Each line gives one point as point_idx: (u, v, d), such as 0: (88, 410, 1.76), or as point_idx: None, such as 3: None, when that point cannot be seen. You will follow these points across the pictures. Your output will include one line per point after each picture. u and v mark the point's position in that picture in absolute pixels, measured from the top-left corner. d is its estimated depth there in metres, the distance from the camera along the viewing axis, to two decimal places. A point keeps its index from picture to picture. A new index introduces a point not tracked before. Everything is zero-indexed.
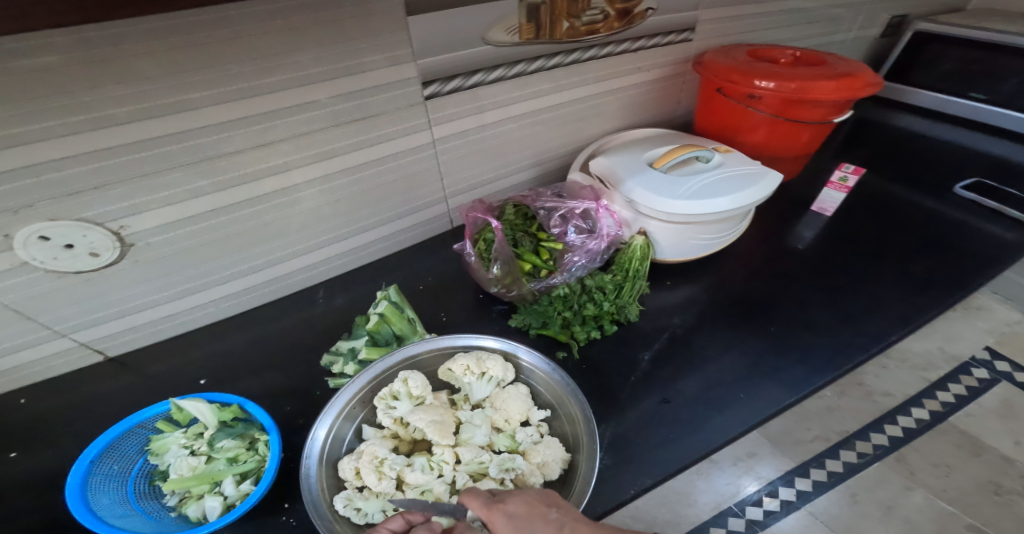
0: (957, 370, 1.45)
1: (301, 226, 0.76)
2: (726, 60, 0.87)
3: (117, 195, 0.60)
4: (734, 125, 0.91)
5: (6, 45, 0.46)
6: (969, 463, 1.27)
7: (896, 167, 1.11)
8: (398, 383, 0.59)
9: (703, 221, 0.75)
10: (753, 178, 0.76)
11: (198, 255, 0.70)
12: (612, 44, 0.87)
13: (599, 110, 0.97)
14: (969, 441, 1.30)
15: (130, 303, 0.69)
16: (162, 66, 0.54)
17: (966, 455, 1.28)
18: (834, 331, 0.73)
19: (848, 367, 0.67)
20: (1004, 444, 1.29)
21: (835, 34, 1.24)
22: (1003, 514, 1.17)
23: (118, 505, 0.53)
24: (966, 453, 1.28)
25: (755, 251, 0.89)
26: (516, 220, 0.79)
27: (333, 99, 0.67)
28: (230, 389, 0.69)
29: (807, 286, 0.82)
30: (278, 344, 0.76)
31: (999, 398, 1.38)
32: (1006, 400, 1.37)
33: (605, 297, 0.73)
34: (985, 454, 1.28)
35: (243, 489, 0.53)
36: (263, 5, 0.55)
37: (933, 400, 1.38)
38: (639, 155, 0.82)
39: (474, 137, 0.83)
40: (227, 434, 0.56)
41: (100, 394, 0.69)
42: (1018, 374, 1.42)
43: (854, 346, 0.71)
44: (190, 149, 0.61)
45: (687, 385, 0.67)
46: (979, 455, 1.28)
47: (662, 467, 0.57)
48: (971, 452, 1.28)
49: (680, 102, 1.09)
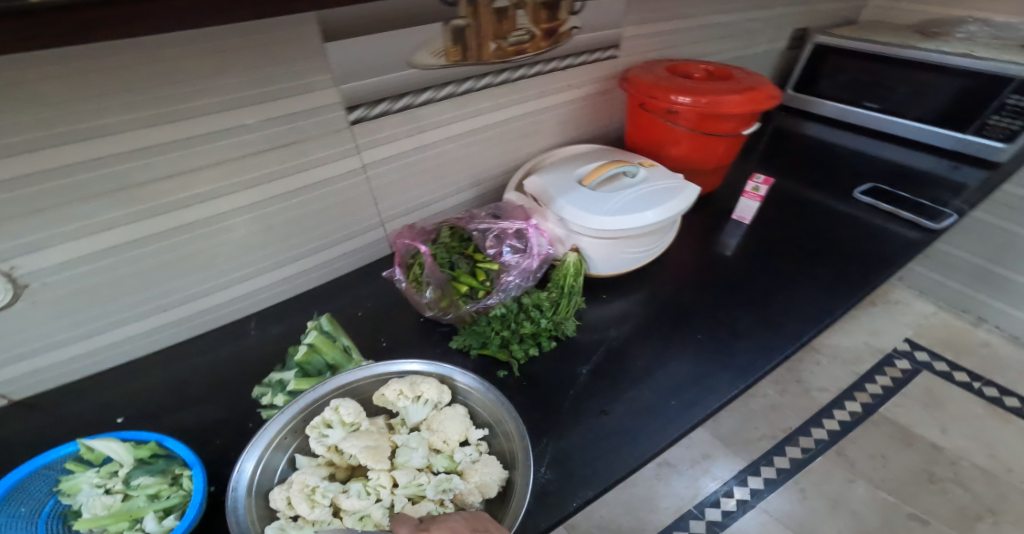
0: (884, 362, 1.57)
1: (229, 256, 0.73)
2: (647, 77, 0.91)
3: (14, 231, 0.55)
4: (658, 139, 0.96)
5: None
6: (902, 452, 1.37)
7: (811, 173, 1.20)
8: (329, 412, 0.59)
9: (632, 234, 0.78)
10: (676, 191, 0.80)
11: (111, 291, 0.66)
12: (540, 63, 0.89)
13: (534, 128, 0.99)
14: (901, 430, 1.41)
15: (33, 344, 0.64)
16: (64, 91, 0.51)
17: (900, 445, 1.38)
18: (756, 333, 0.78)
19: (769, 367, 0.72)
20: (932, 433, 1.40)
21: (751, 49, 1.33)
22: (939, 502, 1.27)
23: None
24: (898, 443, 1.38)
25: (687, 260, 0.94)
26: (452, 242, 0.79)
27: (259, 124, 0.65)
28: (154, 427, 0.65)
29: (734, 292, 0.87)
30: (207, 382, 0.72)
31: (922, 387, 1.51)
32: (928, 389, 1.50)
33: (542, 314, 0.74)
34: (916, 443, 1.38)
35: (165, 526, 0.50)
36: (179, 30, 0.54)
37: (864, 393, 1.49)
38: (569, 171, 0.85)
39: (409, 158, 0.83)
40: (144, 471, 0.53)
41: (3, 445, 0.63)
42: (936, 363, 1.56)
43: (774, 346, 0.76)
44: (99, 179, 0.57)
45: (623, 396, 0.69)
46: (911, 444, 1.38)
47: (601, 478, 0.58)
48: (903, 442, 1.39)
49: (613, 117, 1.13)
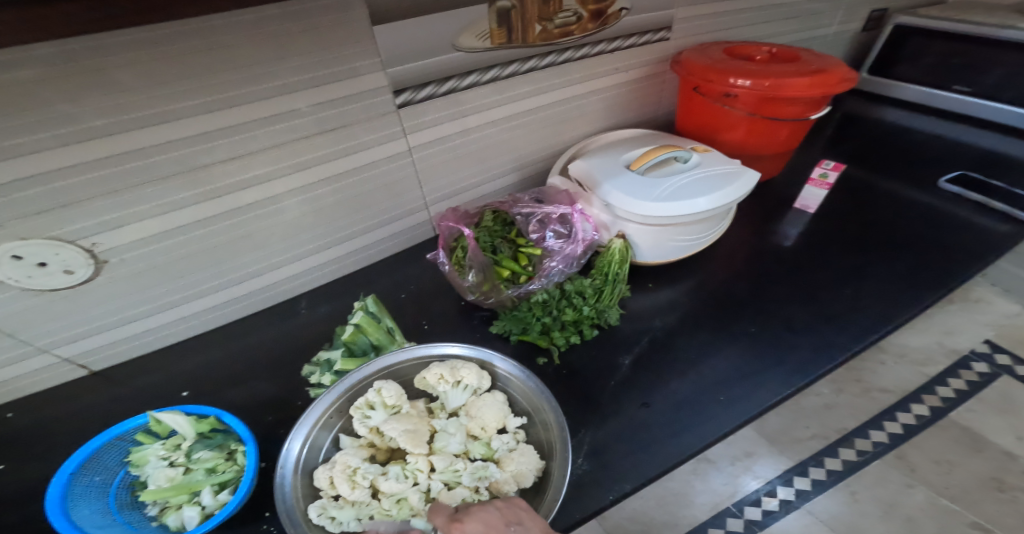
0: (957, 364, 1.45)
1: (283, 236, 0.76)
2: (701, 59, 0.87)
3: (97, 210, 0.60)
4: (713, 124, 0.91)
5: None
6: (970, 459, 1.27)
7: (880, 161, 1.11)
8: (372, 393, 0.59)
9: (680, 222, 0.75)
10: (730, 178, 0.76)
11: (177, 268, 0.70)
12: (587, 45, 0.86)
13: (580, 112, 0.96)
14: (971, 437, 1.31)
15: (109, 318, 0.69)
16: (142, 76, 0.54)
17: (967, 451, 1.29)
18: (815, 330, 0.74)
19: (829, 366, 0.68)
20: (1007, 440, 1.29)
21: (817, 29, 1.24)
22: (1008, 510, 1.17)
23: (98, 516, 0.52)
24: (966, 449, 1.29)
25: (737, 251, 0.90)
26: (494, 227, 0.79)
27: (312, 108, 0.67)
28: (214, 400, 0.69)
29: (788, 286, 0.82)
30: (260, 356, 0.75)
31: (999, 392, 1.39)
32: (1006, 393, 1.38)
33: (584, 301, 0.73)
34: (987, 449, 1.28)
35: (221, 499, 0.53)
36: (243, 15, 0.56)
37: (933, 395, 1.39)
38: (616, 157, 0.83)
39: (454, 142, 0.83)
40: (204, 445, 0.56)
41: (84, 409, 0.68)
42: (1018, 368, 1.43)
43: (836, 345, 0.71)
44: (170, 161, 0.61)
45: (668, 389, 0.67)
46: (981, 450, 1.28)
47: (642, 472, 0.57)
48: (972, 448, 1.29)
49: (662, 101, 1.08)
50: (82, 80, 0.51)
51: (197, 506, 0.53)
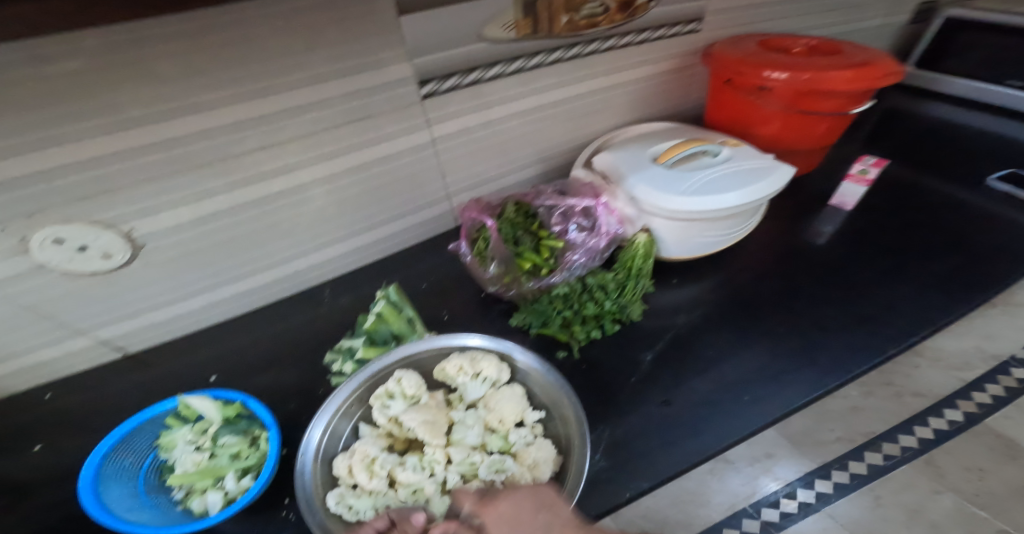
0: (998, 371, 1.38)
1: (308, 225, 0.78)
2: (734, 51, 0.84)
3: (135, 197, 0.62)
4: (745, 118, 0.88)
5: (38, 49, 0.48)
6: (1004, 467, 1.21)
7: (921, 158, 1.06)
8: (392, 383, 0.60)
9: (708, 218, 0.73)
10: (762, 173, 0.73)
11: (208, 255, 0.72)
12: (614, 37, 0.85)
13: (605, 104, 0.95)
14: (1010, 446, 1.24)
15: (143, 302, 0.71)
16: (176, 67, 0.55)
17: (1001, 458, 1.23)
18: (847, 331, 0.71)
19: (861, 369, 0.66)
20: None
21: (859, 21, 1.18)
22: None
23: (127, 498, 0.54)
24: (1000, 456, 1.23)
25: (766, 249, 0.87)
26: (516, 218, 0.78)
27: (338, 98, 0.67)
28: (239, 385, 0.71)
29: (818, 285, 0.79)
30: (284, 343, 0.77)
31: None
32: None
33: (606, 296, 0.72)
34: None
35: (243, 485, 0.54)
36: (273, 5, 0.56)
37: None
38: (643, 150, 0.81)
39: (477, 134, 0.83)
40: (229, 430, 0.58)
41: (117, 391, 0.71)
42: None
43: (869, 347, 0.69)
44: (203, 150, 0.62)
45: (689, 387, 0.66)
46: (1018, 459, 1.22)
47: (660, 471, 0.56)
48: (1009, 456, 1.23)
49: (690, 94, 1.06)
50: (120, 71, 0.53)
51: (221, 491, 0.54)
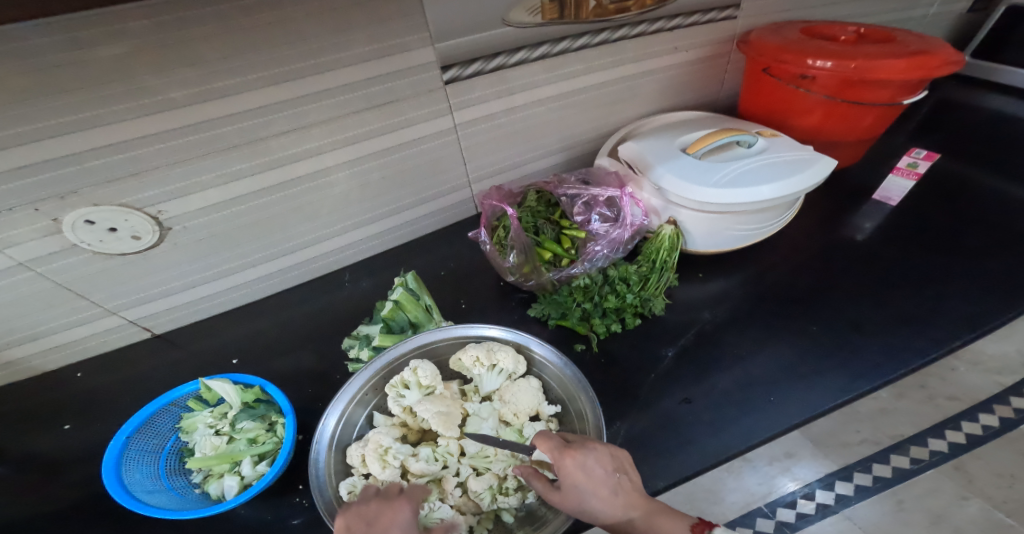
0: None
1: (331, 210, 0.78)
2: (774, 38, 0.79)
3: (162, 180, 0.62)
4: (784, 108, 0.84)
5: (74, 33, 0.49)
6: None
7: (974, 153, 0.99)
8: (407, 372, 0.59)
9: (739, 211, 0.70)
10: (801, 165, 0.69)
11: (233, 238, 0.73)
12: (645, 23, 0.82)
13: (632, 92, 0.91)
14: None
15: (171, 283, 0.73)
16: (202, 52, 0.55)
17: None
18: (884, 334, 0.67)
19: (898, 374, 0.62)
20: None
21: (912, 9, 1.11)
22: None
23: (148, 480, 0.56)
24: None
25: (799, 244, 0.83)
26: (538, 207, 0.77)
27: (362, 83, 0.66)
28: (260, 367, 0.73)
29: (855, 284, 0.75)
30: (304, 326, 0.78)
31: None
32: None
33: (628, 289, 0.70)
34: None
35: (258, 471, 0.55)
36: None
37: None
38: (672, 139, 0.78)
39: (499, 120, 0.81)
40: (247, 415, 0.59)
41: (145, 370, 0.74)
42: None
43: (907, 352, 0.65)
44: (228, 135, 0.63)
45: (712, 386, 0.63)
46: None
47: (678, 469, 0.55)
48: None
49: (724, 83, 1.01)
50: (152, 57, 0.53)
51: (238, 476, 0.55)
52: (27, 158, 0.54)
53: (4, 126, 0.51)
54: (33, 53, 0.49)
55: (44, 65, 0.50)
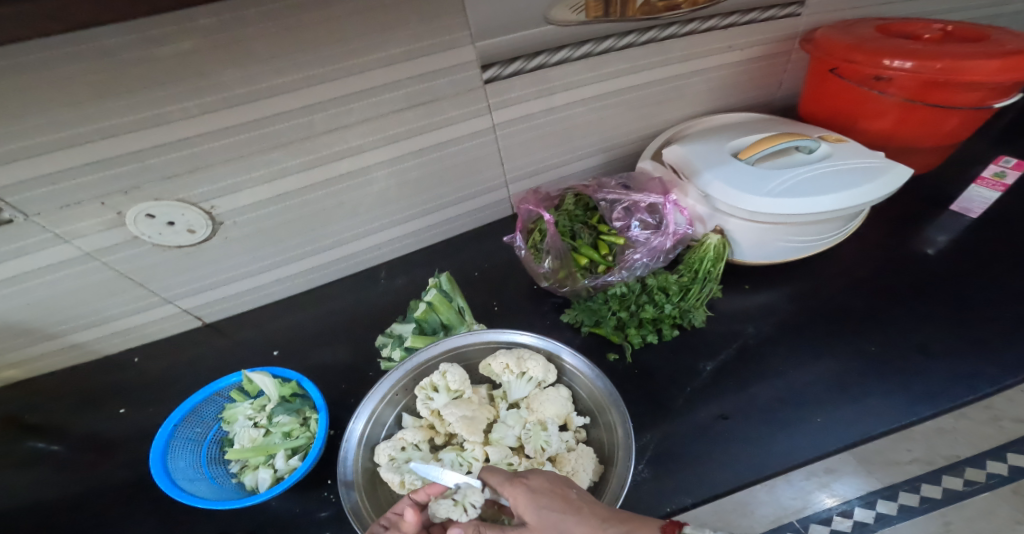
0: None
1: (371, 206, 0.79)
2: (845, 36, 0.73)
3: (214, 176, 0.65)
4: (852, 110, 0.78)
5: (150, 33, 0.51)
6: None
7: None
8: (436, 376, 0.58)
9: (796, 221, 0.65)
10: (867, 174, 0.64)
11: (278, 232, 0.75)
12: (696, 21, 0.77)
13: (680, 93, 0.87)
14: None
15: (222, 275, 0.76)
16: (254, 54, 0.57)
17: None
18: (953, 356, 0.61)
19: (966, 400, 0.56)
20: None
21: (1005, 5, 1.00)
22: None
23: (190, 468, 0.59)
24: None
25: (858, 256, 0.77)
26: (575, 211, 0.76)
27: (405, 81, 0.67)
28: (297, 359, 0.75)
29: (920, 300, 0.69)
30: (341, 321, 0.80)
31: None
32: None
33: (667, 299, 0.66)
34: None
35: (291, 465, 0.57)
36: None
37: None
38: (723, 143, 0.73)
39: (539, 120, 0.80)
40: (283, 409, 0.60)
41: (193, 358, 0.78)
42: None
43: (980, 377, 0.58)
44: (277, 133, 0.65)
45: (752, 402, 0.60)
46: None
47: (708, 486, 0.53)
48: None
49: (782, 82, 0.95)
50: (210, 57, 0.55)
51: (271, 468, 0.57)
52: (96, 156, 0.57)
53: (73, 125, 0.54)
54: (103, 54, 0.51)
55: (117, 64, 0.52)
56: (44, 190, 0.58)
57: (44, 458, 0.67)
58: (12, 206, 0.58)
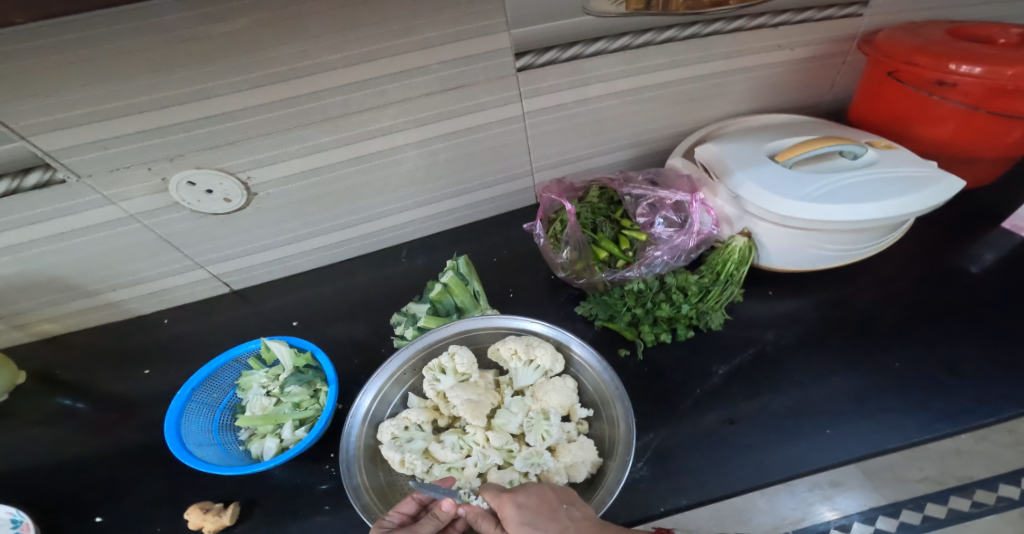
0: None
1: (399, 186, 0.81)
2: (909, 37, 0.70)
3: (249, 149, 0.68)
4: (907, 115, 0.74)
5: (205, 9, 0.53)
6: None
7: None
8: (445, 357, 0.60)
9: (830, 229, 0.62)
10: (913, 183, 0.60)
11: (310, 206, 0.78)
12: (743, 17, 0.75)
13: (721, 90, 0.85)
14: None
15: (254, 244, 0.80)
16: (294, 32, 0.58)
17: None
18: (983, 376, 0.58)
19: (989, 420, 0.54)
20: None
21: None
22: None
23: (202, 433, 0.62)
24: None
25: (893, 269, 0.73)
26: (599, 204, 0.75)
27: (441, 64, 0.67)
28: (315, 331, 0.78)
29: (956, 317, 0.65)
30: (361, 296, 0.83)
31: None
32: None
33: (685, 299, 0.65)
34: None
35: (296, 436, 0.59)
36: None
37: None
38: (760, 144, 0.71)
39: (570, 111, 0.80)
40: (296, 380, 0.62)
41: (219, 323, 0.82)
42: None
43: (1009, 400, 0.55)
44: (320, 108, 0.67)
45: (759, 409, 0.58)
46: None
47: (704, 488, 0.52)
48: None
49: (833, 85, 0.91)
50: (254, 34, 0.57)
51: (278, 438, 0.60)
52: (141, 126, 0.61)
53: (124, 96, 0.58)
54: (152, 30, 0.53)
55: (178, 39, 0.55)
56: (96, 155, 0.62)
57: (80, 406, 0.72)
58: (66, 167, 0.62)
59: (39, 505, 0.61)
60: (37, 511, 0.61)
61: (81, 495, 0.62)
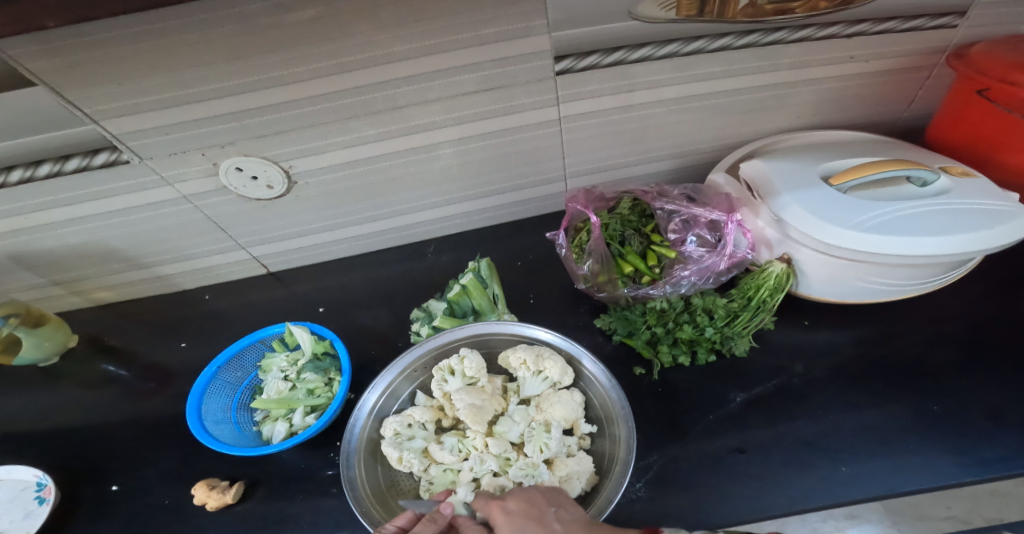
0: None
1: (434, 181, 0.82)
2: (1009, 53, 0.62)
3: (292, 140, 0.71)
4: (993, 140, 0.66)
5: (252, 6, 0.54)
6: None
7: None
8: (455, 360, 0.60)
9: (882, 263, 0.57)
10: (985, 219, 0.54)
11: (347, 196, 0.81)
12: (812, 27, 0.69)
13: (778, 102, 0.79)
14: None
15: (294, 228, 0.84)
16: (328, 32, 0.59)
17: None
18: None
19: None
20: None
21: None
22: None
23: (220, 411, 0.66)
24: None
25: (949, 307, 0.66)
26: (629, 216, 0.73)
27: (483, 64, 0.66)
28: (340, 317, 0.82)
29: (1015, 366, 0.59)
30: (387, 287, 0.86)
31: None
32: None
33: (710, 322, 0.62)
34: None
35: (305, 422, 0.62)
36: None
37: None
38: (812, 163, 0.66)
39: (612, 117, 0.77)
40: (312, 367, 0.66)
41: (254, 301, 0.88)
42: None
43: None
44: (366, 102, 0.68)
45: (771, 445, 0.55)
46: None
47: (700, 518, 0.51)
48: None
49: (912, 101, 0.83)
50: (302, 35, 0.58)
51: (287, 423, 0.63)
52: (188, 116, 0.65)
53: (178, 88, 0.61)
54: (199, 28, 0.55)
55: (229, 33, 0.57)
56: (157, 139, 0.66)
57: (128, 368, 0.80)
58: (130, 149, 0.67)
59: (91, 453, 0.69)
60: (86, 457, 0.68)
61: (123, 448, 0.69)
